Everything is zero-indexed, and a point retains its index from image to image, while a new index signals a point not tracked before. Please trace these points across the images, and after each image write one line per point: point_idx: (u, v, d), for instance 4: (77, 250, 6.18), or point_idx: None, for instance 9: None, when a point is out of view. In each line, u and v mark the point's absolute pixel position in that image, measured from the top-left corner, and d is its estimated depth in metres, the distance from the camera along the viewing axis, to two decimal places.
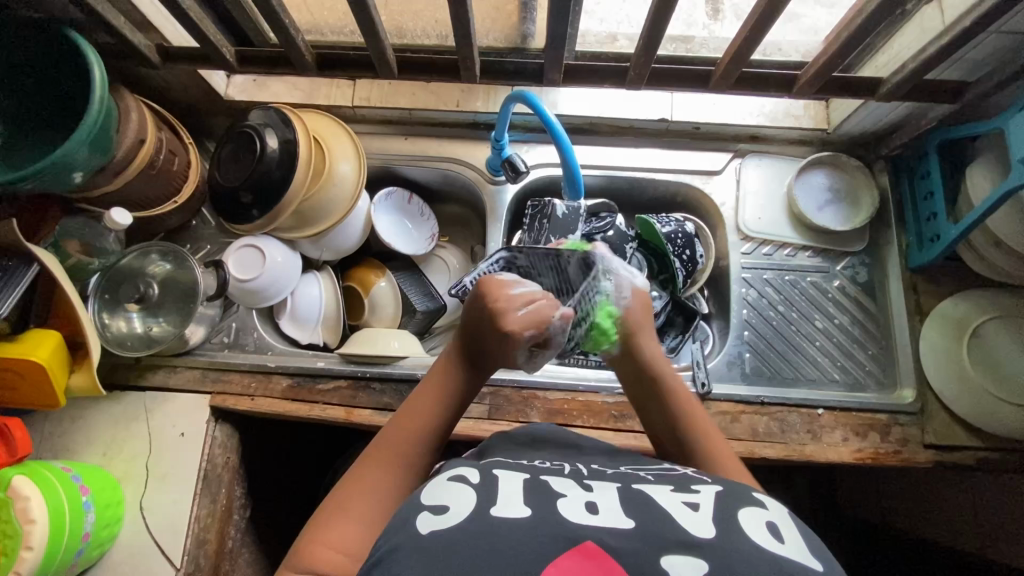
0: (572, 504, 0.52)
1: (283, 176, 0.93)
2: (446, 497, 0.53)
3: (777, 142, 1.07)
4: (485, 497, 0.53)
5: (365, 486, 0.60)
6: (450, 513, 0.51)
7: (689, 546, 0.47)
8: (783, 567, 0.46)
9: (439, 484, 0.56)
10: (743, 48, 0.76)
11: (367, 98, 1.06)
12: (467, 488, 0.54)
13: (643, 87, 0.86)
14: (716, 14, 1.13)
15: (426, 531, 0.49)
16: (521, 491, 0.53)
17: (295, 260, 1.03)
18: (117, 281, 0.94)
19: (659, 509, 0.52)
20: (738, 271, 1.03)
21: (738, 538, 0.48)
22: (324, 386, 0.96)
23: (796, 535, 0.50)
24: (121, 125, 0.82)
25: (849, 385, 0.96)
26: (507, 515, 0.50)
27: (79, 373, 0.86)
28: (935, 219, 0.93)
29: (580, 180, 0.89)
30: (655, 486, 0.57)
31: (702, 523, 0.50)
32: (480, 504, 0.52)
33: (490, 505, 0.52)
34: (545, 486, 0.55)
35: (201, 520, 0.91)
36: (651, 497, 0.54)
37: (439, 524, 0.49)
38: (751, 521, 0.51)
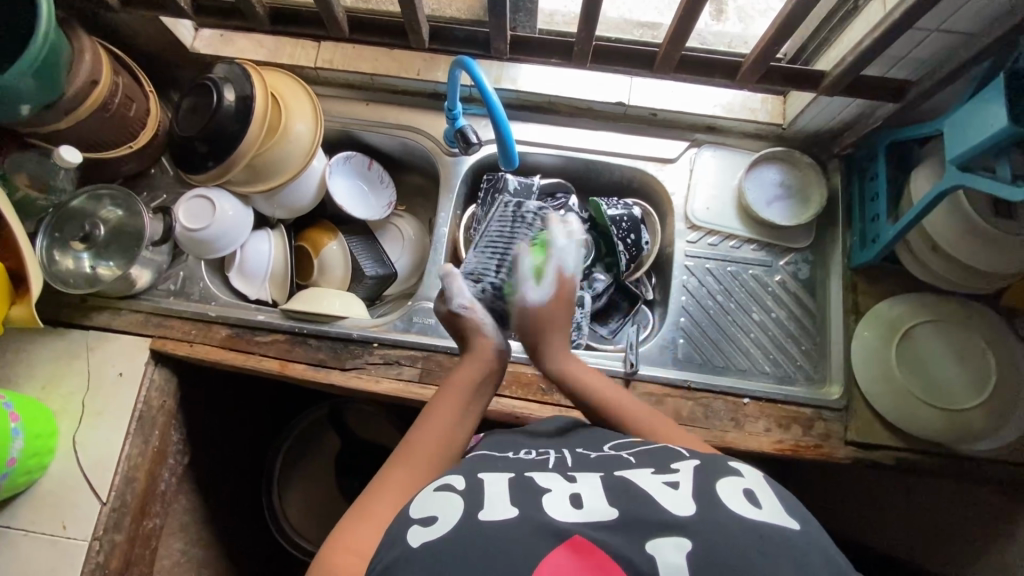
0: (558, 498, 0.54)
1: (237, 130, 0.95)
2: (434, 507, 0.54)
3: (734, 135, 1.07)
4: (472, 502, 0.54)
5: (390, 492, 0.60)
6: (439, 522, 0.52)
7: (671, 526, 0.50)
8: (763, 532, 0.49)
9: (428, 495, 0.57)
10: (681, 28, 0.77)
11: (330, 60, 1.07)
12: (453, 495, 0.56)
13: (588, 65, 0.88)
14: (719, 14, 1.12)
15: (417, 544, 0.51)
16: (506, 492, 0.55)
17: (247, 215, 1.04)
18: (66, 219, 0.96)
19: (640, 491, 0.54)
20: (682, 258, 1.03)
21: (719, 511, 0.51)
22: (262, 338, 0.98)
23: (772, 496, 0.54)
24: (73, 64, 0.84)
25: (778, 378, 0.96)
26: (494, 518, 0.52)
27: (20, 305, 0.88)
28: (878, 221, 0.94)
29: (516, 154, 0.91)
30: (637, 469, 0.59)
31: (682, 501, 0.53)
32: (468, 509, 0.53)
33: (478, 509, 0.53)
34: (531, 483, 0.57)
35: (131, 459, 0.94)
36: (631, 481, 0.56)
37: (430, 536, 0.51)
38: (729, 490, 0.54)
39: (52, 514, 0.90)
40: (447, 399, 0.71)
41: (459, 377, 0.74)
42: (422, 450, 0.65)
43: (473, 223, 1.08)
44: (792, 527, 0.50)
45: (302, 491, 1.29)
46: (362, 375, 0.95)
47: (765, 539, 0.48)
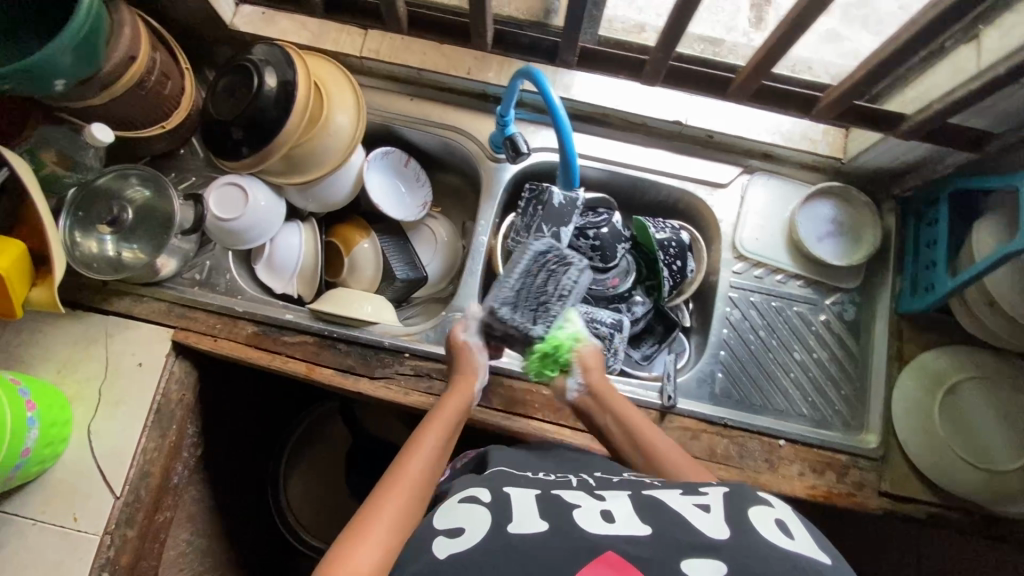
0: (588, 513, 0.56)
1: (277, 118, 0.90)
2: (461, 520, 0.57)
3: (790, 164, 1.03)
4: (500, 516, 0.57)
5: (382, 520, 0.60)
6: (466, 536, 0.55)
7: (707, 548, 0.50)
8: (796, 561, 0.49)
9: (452, 507, 0.60)
10: (773, 52, 0.72)
11: (376, 50, 1.01)
12: (480, 508, 0.59)
13: (659, 83, 0.84)
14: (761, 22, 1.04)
15: (444, 555, 0.53)
16: (535, 509, 0.57)
17: (279, 207, 1.00)
18: (92, 199, 0.91)
19: (672, 513, 0.56)
20: (726, 288, 1.00)
21: (752, 535, 0.52)
22: (290, 338, 0.94)
23: (805, 531, 0.54)
24: (111, 39, 0.79)
25: (814, 422, 0.94)
26: (524, 531, 0.54)
27: (41, 287, 0.84)
28: (933, 269, 0.92)
29: (576, 169, 0.86)
30: (666, 491, 0.61)
31: (715, 524, 0.54)
32: (497, 522, 0.55)
33: (507, 522, 0.55)
34: (558, 500, 0.59)
35: (147, 453, 0.91)
36: (662, 503, 0.58)
37: (457, 548, 0.53)
38: (761, 518, 0.55)
39: (63, 504, 0.87)
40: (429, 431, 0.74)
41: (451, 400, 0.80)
42: (408, 478, 0.66)
43: (511, 232, 1.04)
44: (823, 561, 0.50)
45: (310, 484, 1.28)
46: (390, 385, 0.92)
47: (796, 569, 0.48)
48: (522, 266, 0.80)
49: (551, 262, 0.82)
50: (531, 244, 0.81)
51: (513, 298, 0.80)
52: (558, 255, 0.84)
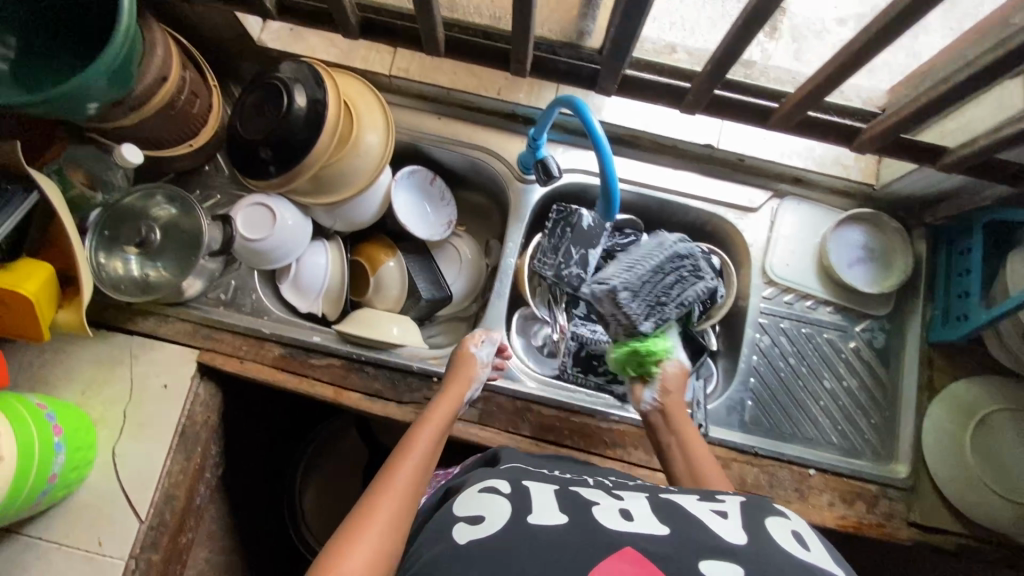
0: (608, 511, 0.58)
1: (307, 137, 0.89)
2: (480, 508, 0.58)
3: (821, 189, 1.02)
4: (519, 506, 0.58)
5: (375, 525, 0.59)
6: (485, 522, 0.56)
7: (726, 552, 0.51)
8: (812, 570, 0.51)
9: (472, 496, 0.62)
10: (824, 85, 0.71)
11: (406, 68, 1.01)
12: (500, 498, 0.60)
13: (698, 112, 0.82)
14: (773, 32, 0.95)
15: (464, 541, 0.54)
16: (555, 502, 0.59)
17: (306, 226, 0.99)
18: (119, 219, 0.90)
19: (691, 517, 0.57)
20: (755, 314, 0.99)
21: (771, 545, 0.53)
22: (317, 361, 0.93)
23: (820, 545, 0.56)
24: (143, 59, 0.77)
25: (843, 450, 0.94)
26: (544, 523, 0.55)
27: (67, 309, 0.83)
28: (966, 298, 0.91)
29: (617, 197, 0.82)
30: (684, 496, 0.63)
31: (733, 531, 0.55)
32: (517, 512, 0.57)
33: (527, 513, 0.57)
34: (577, 497, 0.61)
35: (172, 476, 0.90)
36: (682, 507, 0.59)
37: (478, 532, 0.54)
38: (778, 528, 0.56)
39: (88, 528, 0.86)
40: (420, 434, 0.74)
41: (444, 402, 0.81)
42: (401, 480, 0.66)
43: (537, 254, 1.03)
44: None
45: (327, 502, 1.26)
46: (419, 411, 0.91)
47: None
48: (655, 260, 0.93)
49: (683, 268, 0.94)
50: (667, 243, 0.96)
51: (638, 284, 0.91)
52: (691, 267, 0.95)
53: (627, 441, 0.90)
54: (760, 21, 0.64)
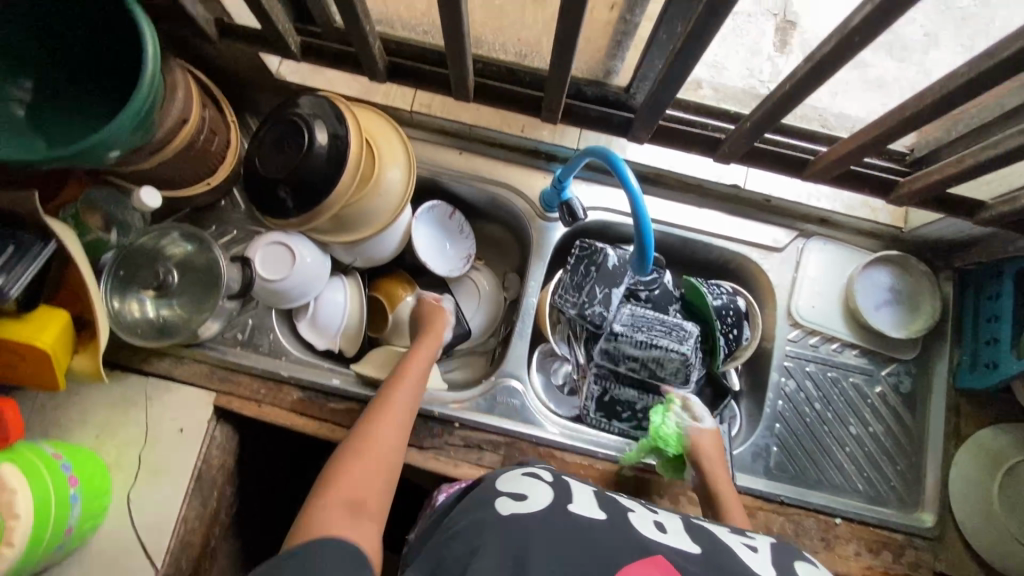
0: (643, 521, 0.61)
1: (328, 176, 0.86)
2: (525, 489, 0.63)
3: (847, 230, 1.01)
4: (562, 498, 0.62)
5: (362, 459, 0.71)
6: (529, 502, 0.60)
7: None
8: None
9: (518, 478, 0.66)
10: (868, 147, 0.69)
11: (427, 105, 1.00)
12: (545, 488, 0.64)
13: (732, 160, 0.81)
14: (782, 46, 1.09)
15: (505, 511, 0.59)
16: (595, 502, 0.63)
17: (325, 264, 0.97)
18: (135, 261, 0.88)
19: (720, 542, 0.59)
20: (780, 357, 0.98)
21: None
22: (336, 405, 0.91)
23: None
24: (165, 103, 0.75)
25: (869, 498, 0.93)
26: (584, 516, 0.58)
27: (83, 355, 0.81)
28: (995, 345, 0.90)
29: (651, 251, 0.82)
30: (716, 525, 0.64)
31: (761, 562, 0.56)
32: (559, 501, 0.61)
33: (569, 504, 0.61)
34: (615, 502, 0.65)
35: (188, 522, 0.88)
36: (714, 533, 0.61)
37: (520, 508, 0.59)
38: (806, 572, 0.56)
39: None
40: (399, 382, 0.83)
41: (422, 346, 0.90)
42: (383, 423, 0.77)
43: (558, 288, 1.00)
44: None
45: None
46: (440, 457, 0.89)
47: None
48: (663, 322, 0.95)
49: (728, 320, 0.96)
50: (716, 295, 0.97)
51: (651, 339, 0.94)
52: (734, 317, 0.97)
53: (652, 489, 0.90)
54: (806, 91, 0.63)
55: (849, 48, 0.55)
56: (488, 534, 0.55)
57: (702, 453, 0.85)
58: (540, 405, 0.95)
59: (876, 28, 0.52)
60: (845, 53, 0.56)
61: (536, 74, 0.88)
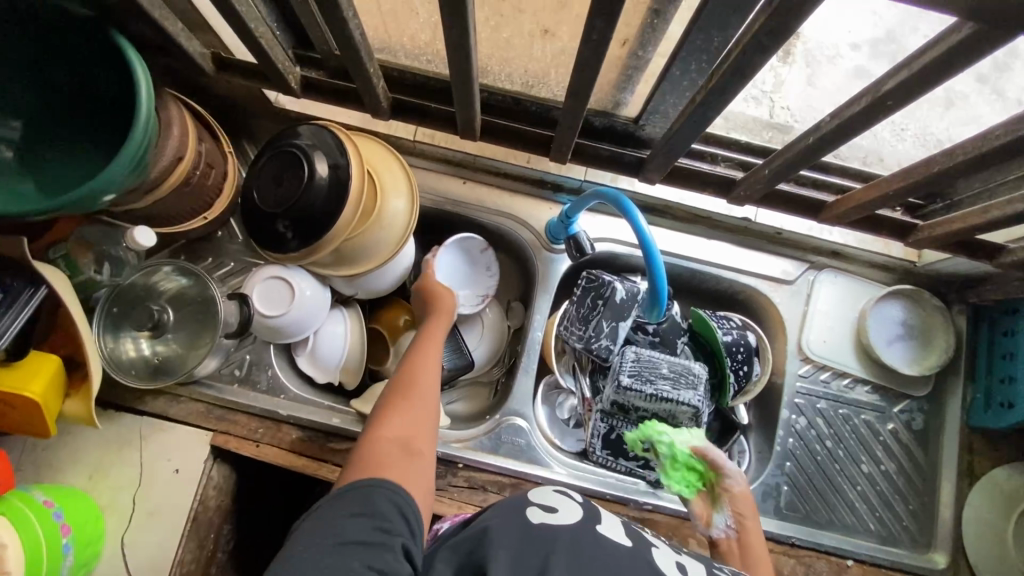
0: (665, 557, 0.59)
1: (329, 211, 0.83)
2: (555, 502, 0.62)
3: (858, 263, 1.00)
4: (591, 515, 0.61)
5: (400, 410, 0.73)
6: (557, 513, 0.60)
7: None
8: None
9: (549, 492, 0.66)
10: (891, 196, 0.67)
11: (431, 135, 0.98)
12: (573, 503, 0.63)
13: (747, 199, 0.79)
14: (786, 56, 1.07)
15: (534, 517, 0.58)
16: (622, 529, 0.61)
17: (325, 297, 0.94)
18: (128, 299, 0.86)
19: None
20: (791, 393, 0.96)
21: None
22: (337, 445, 0.89)
23: None
24: (159, 141, 0.72)
25: (881, 538, 0.91)
26: (609, 536, 0.58)
27: (75, 399, 0.78)
28: (1010, 385, 0.89)
29: (664, 292, 0.80)
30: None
31: None
32: (587, 518, 0.60)
33: (597, 522, 0.60)
34: (640, 533, 0.63)
35: (185, 566, 0.85)
36: None
37: (549, 519, 0.58)
38: None
39: None
40: (428, 337, 0.85)
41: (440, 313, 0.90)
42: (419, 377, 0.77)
43: (564, 320, 0.98)
44: None
45: None
46: (444, 499, 0.87)
47: None
48: (665, 363, 0.90)
49: (738, 355, 0.94)
50: (725, 331, 0.95)
51: (652, 379, 0.90)
52: (744, 350, 0.95)
53: (661, 531, 0.88)
54: (827, 148, 0.61)
55: (880, 110, 0.54)
56: (516, 534, 0.55)
57: (741, 508, 0.77)
58: (546, 443, 0.93)
59: (910, 94, 0.51)
60: (875, 115, 0.54)
61: (543, 108, 0.86)
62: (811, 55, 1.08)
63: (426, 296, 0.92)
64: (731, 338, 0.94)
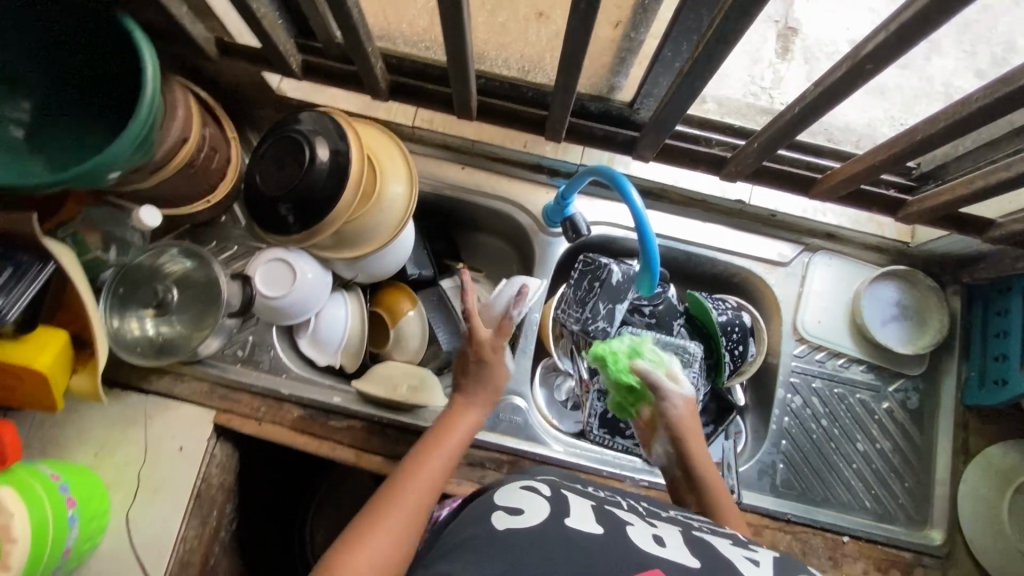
0: (642, 534, 0.57)
1: (330, 194, 0.85)
2: (521, 502, 0.58)
3: (853, 245, 1.01)
4: (558, 508, 0.58)
5: (382, 527, 0.60)
6: (524, 514, 0.56)
7: None
8: None
9: (510, 490, 0.62)
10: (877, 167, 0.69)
11: (430, 120, 1.00)
12: (539, 498, 0.60)
13: (739, 176, 0.81)
14: (784, 53, 1.09)
15: (502, 527, 0.54)
16: (592, 514, 0.59)
17: (326, 279, 0.96)
18: (135, 279, 0.88)
19: (721, 555, 0.56)
20: (786, 373, 0.97)
21: None
22: (337, 423, 0.91)
23: None
24: (164, 122, 0.75)
25: (877, 515, 0.92)
26: (581, 527, 0.55)
27: (82, 375, 0.80)
28: (1005, 362, 0.89)
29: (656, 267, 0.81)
30: (717, 537, 0.61)
31: None
32: (555, 513, 0.57)
33: (565, 515, 0.57)
34: (613, 514, 0.61)
35: (187, 541, 0.86)
36: (713, 544, 0.58)
37: (516, 522, 0.54)
38: None
39: None
40: (440, 439, 0.73)
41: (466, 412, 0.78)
42: (416, 488, 0.65)
43: (561, 303, 1.00)
44: None
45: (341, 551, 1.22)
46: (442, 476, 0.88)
47: None
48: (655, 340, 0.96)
49: (733, 335, 0.95)
50: (721, 312, 0.96)
51: None
52: (740, 329, 0.96)
53: None
54: (812, 117, 0.63)
55: (861, 74, 0.55)
56: (488, 549, 0.51)
57: (682, 432, 0.81)
58: (544, 422, 0.95)
59: (888, 56, 0.52)
60: (857, 80, 0.56)
61: (539, 92, 0.88)
62: (809, 51, 1.10)
63: (476, 362, 0.82)
64: (725, 319, 0.96)
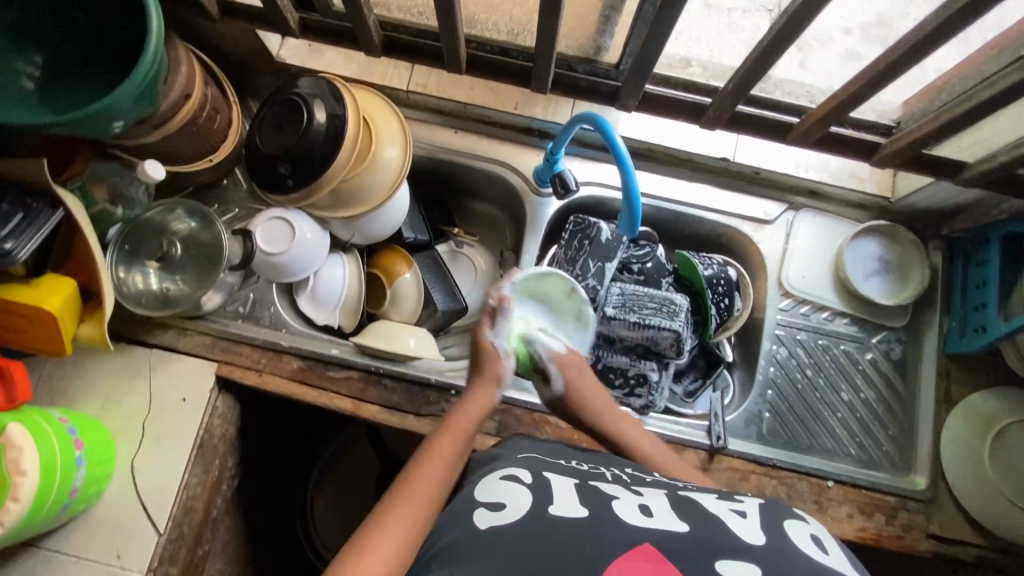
0: (626, 506, 0.56)
1: (327, 152, 0.89)
2: (501, 495, 0.58)
3: (836, 202, 1.03)
4: (541, 498, 0.57)
5: (392, 527, 0.58)
6: (507, 510, 0.56)
7: (739, 550, 0.50)
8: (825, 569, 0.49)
9: (492, 483, 0.61)
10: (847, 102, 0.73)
11: (423, 84, 1.05)
12: (519, 486, 0.60)
13: (720, 125, 0.84)
14: None
15: (486, 526, 0.54)
16: (573, 495, 0.58)
17: (324, 240, 0.99)
18: (140, 234, 0.92)
19: (705, 511, 0.56)
20: (772, 326, 1.00)
21: (787, 542, 0.52)
22: (335, 373, 0.94)
23: (838, 548, 0.54)
24: (168, 78, 0.78)
25: (862, 462, 0.94)
26: (564, 514, 0.54)
27: (89, 323, 0.83)
28: (984, 310, 0.91)
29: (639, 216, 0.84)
30: (701, 493, 0.61)
31: (751, 530, 0.53)
32: (537, 503, 0.56)
33: (547, 504, 0.56)
34: (597, 490, 0.60)
35: (190, 489, 0.89)
36: (698, 503, 0.58)
37: (497, 521, 0.54)
38: (796, 530, 0.55)
39: (108, 542, 0.85)
40: (447, 433, 0.72)
41: (472, 404, 0.77)
42: (424, 483, 0.64)
43: (552, 263, 1.02)
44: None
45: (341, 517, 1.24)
46: (437, 423, 0.91)
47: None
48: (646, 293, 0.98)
49: (720, 288, 0.98)
50: (708, 266, 0.99)
51: (638, 310, 0.95)
52: (726, 283, 0.99)
53: None
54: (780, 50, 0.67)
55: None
56: (475, 554, 0.51)
57: (573, 393, 0.84)
58: None
59: None
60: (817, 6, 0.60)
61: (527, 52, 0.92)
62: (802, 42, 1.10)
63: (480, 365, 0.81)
64: (711, 273, 0.98)
